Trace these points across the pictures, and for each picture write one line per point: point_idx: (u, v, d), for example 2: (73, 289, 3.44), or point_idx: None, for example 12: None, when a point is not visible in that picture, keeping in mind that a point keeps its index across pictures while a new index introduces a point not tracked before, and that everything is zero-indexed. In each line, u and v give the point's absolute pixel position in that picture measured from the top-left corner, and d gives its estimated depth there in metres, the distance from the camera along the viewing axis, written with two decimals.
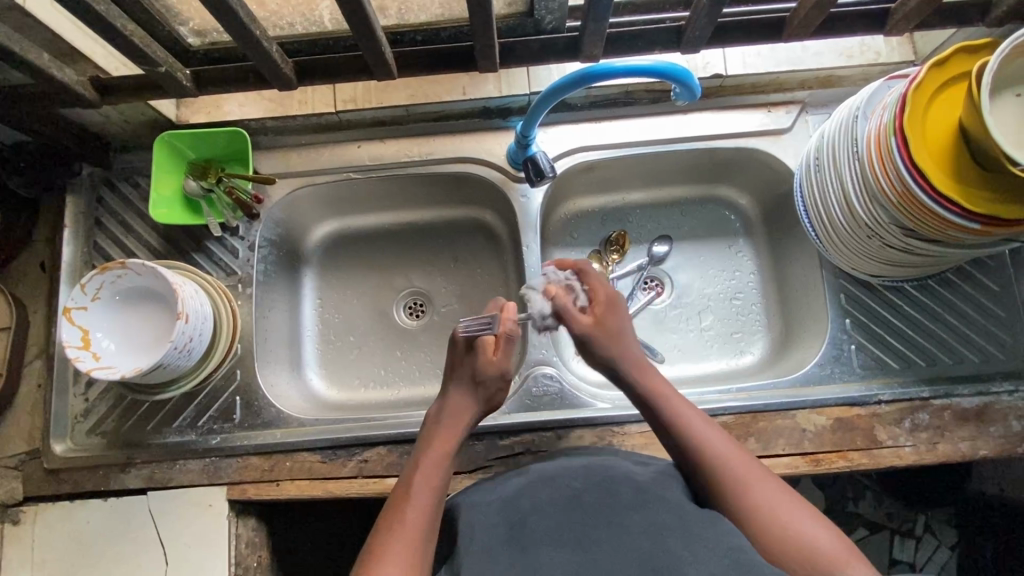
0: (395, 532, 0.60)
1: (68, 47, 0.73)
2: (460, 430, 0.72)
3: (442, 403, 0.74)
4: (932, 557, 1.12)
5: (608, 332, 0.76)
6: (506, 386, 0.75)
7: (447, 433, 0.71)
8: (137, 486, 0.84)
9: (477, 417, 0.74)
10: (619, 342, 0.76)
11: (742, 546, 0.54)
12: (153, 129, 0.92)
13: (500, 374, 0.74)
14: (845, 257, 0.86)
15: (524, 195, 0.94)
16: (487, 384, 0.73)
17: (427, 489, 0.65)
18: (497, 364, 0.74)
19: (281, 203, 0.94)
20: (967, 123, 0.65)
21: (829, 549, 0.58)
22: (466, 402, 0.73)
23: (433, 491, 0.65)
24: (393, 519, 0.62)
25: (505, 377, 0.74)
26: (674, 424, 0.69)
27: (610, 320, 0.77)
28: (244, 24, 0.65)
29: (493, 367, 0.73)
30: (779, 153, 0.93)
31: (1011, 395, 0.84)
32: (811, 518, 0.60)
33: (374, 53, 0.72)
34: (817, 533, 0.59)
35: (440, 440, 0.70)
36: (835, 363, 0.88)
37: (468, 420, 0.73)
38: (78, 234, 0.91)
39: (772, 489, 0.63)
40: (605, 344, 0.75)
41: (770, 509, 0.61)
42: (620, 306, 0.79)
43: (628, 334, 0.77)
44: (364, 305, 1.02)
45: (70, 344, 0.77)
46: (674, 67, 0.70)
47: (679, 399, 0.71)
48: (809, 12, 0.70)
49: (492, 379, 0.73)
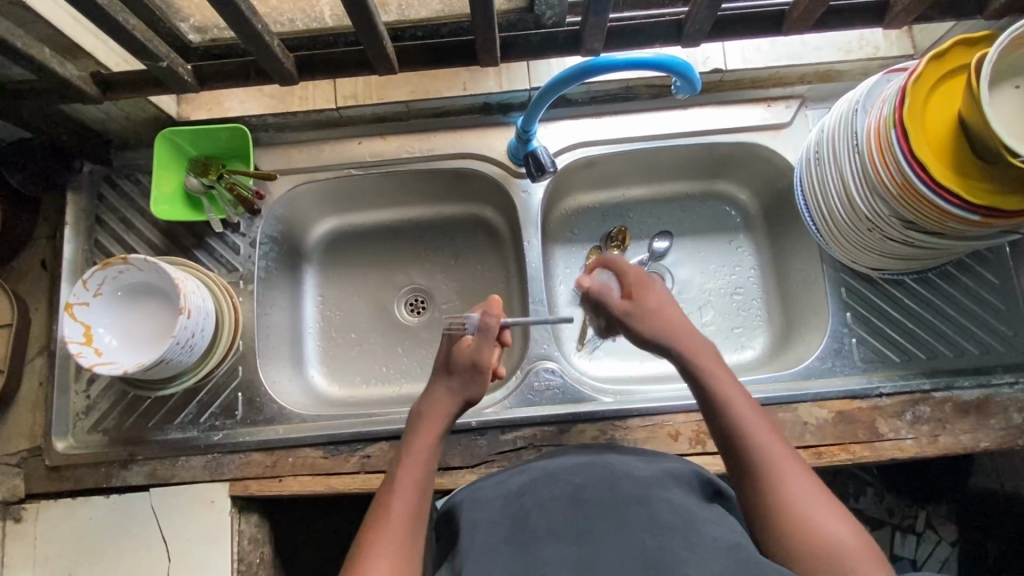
0: (380, 530, 0.60)
1: (70, 43, 0.73)
2: (443, 419, 0.71)
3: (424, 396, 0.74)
4: (934, 553, 1.12)
5: (643, 307, 0.77)
6: (483, 376, 0.72)
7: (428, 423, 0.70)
8: (139, 483, 0.84)
9: (458, 410, 0.72)
10: (657, 316, 0.76)
11: (733, 541, 0.55)
12: (153, 126, 0.92)
13: (473, 365, 0.72)
14: (845, 251, 0.86)
15: (525, 190, 0.94)
16: (462, 375, 0.73)
17: (413, 483, 0.64)
18: (469, 355, 0.73)
19: (282, 199, 0.94)
20: (966, 115, 0.66)
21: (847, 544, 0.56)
22: (446, 393, 0.72)
23: (418, 484, 0.64)
24: (378, 516, 0.62)
25: (477, 369, 0.72)
26: (719, 402, 0.67)
27: (645, 296, 0.78)
28: (246, 19, 0.65)
29: (465, 356, 0.73)
30: (779, 147, 0.94)
31: (1012, 387, 0.85)
32: (841, 519, 0.57)
33: (375, 48, 0.73)
34: (847, 535, 0.56)
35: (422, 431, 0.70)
36: (836, 356, 0.88)
37: (448, 413, 0.71)
38: (79, 231, 0.91)
39: (801, 480, 0.60)
40: (645, 317, 0.76)
41: (800, 505, 0.58)
42: (657, 286, 0.79)
43: (666, 310, 0.76)
44: (366, 301, 1.02)
45: (72, 340, 0.77)
46: (676, 61, 0.70)
47: (721, 372, 0.69)
48: (808, 6, 0.71)
49: (465, 368, 0.72)
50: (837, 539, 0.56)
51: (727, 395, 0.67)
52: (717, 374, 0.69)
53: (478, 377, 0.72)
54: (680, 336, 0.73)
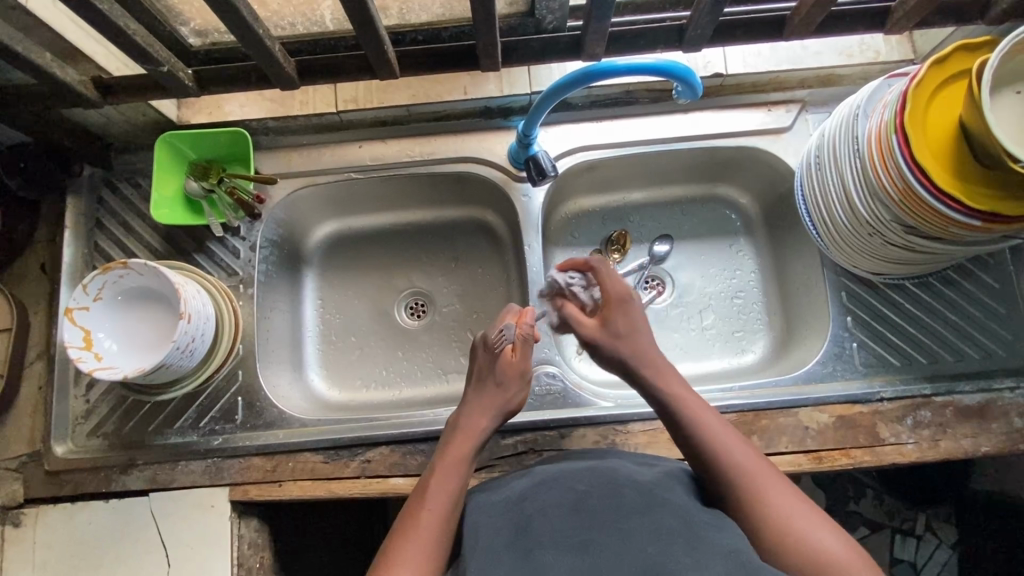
0: (408, 539, 0.60)
1: (70, 47, 0.73)
2: (478, 433, 0.71)
3: (466, 405, 0.74)
4: (933, 556, 1.12)
5: (615, 331, 0.74)
6: (526, 386, 0.75)
7: (465, 434, 0.70)
8: (139, 487, 0.84)
9: (495, 422, 0.73)
10: (632, 340, 0.73)
11: (735, 548, 0.54)
12: (153, 130, 0.91)
13: (520, 375, 0.75)
14: (846, 254, 0.86)
15: (526, 194, 0.94)
16: (508, 386, 0.74)
17: (445, 497, 0.63)
18: (517, 366, 0.75)
19: (282, 203, 0.94)
20: (967, 120, 0.66)
21: (844, 558, 0.56)
22: (487, 404, 0.73)
23: (450, 497, 0.64)
24: (407, 524, 0.61)
25: (525, 378, 0.75)
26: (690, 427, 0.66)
27: (618, 319, 0.74)
28: (248, 24, 0.65)
29: (512, 367, 0.74)
30: (780, 151, 0.94)
31: (1013, 392, 0.85)
32: (831, 532, 0.58)
33: (377, 52, 0.73)
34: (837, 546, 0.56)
35: (459, 444, 0.69)
36: (837, 361, 0.88)
37: (487, 425, 0.72)
38: (79, 235, 0.91)
39: (789, 497, 0.60)
40: (617, 343, 0.73)
41: (789, 519, 0.58)
42: (632, 305, 0.76)
43: (640, 334, 0.74)
44: (366, 305, 1.02)
45: (72, 345, 0.76)
46: (677, 66, 0.70)
47: (689, 396, 0.69)
48: (810, 11, 0.71)
49: (513, 380, 0.74)
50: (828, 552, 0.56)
51: (700, 415, 0.67)
52: (688, 397, 0.69)
53: (524, 386, 0.75)
54: (650, 362, 0.72)
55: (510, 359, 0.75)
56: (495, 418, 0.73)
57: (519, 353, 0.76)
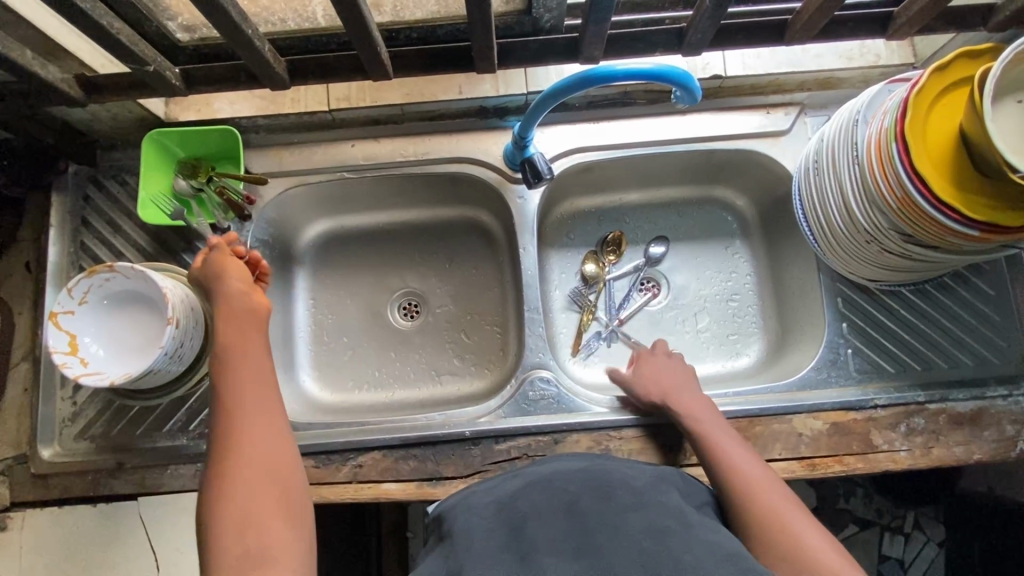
0: (240, 437, 0.62)
1: (52, 43, 0.71)
2: (243, 305, 0.73)
3: (218, 290, 0.74)
4: (921, 554, 1.14)
5: (661, 370, 0.85)
6: (224, 262, 0.76)
7: (227, 313, 0.72)
8: (126, 492, 0.83)
9: (236, 291, 0.74)
10: (673, 377, 0.84)
11: (737, 551, 0.54)
12: (141, 127, 0.89)
13: (207, 265, 0.76)
14: (842, 261, 0.86)
15: (521, 196, 0.93)
16: (209, 272, 0.76)
17: (257, 376, 0.67)
18: (207, 262, 0.77)
19: (272, 202, 0.92)
20: (968, 130, 0.65)
21: (827, 555, 0.59)
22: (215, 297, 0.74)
23: (262, 381, 0.67)
24: (230, 426, 0.63)
25: (211, 264, 0.76)
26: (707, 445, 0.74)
27: (663, 365, 0.86)
28: (235, 24, 0.63)
29: (202, 270, 0.77)
30: (778, 155, 0.93)
31: (1005, 400, 0.85)
32: (816, 531, 0.62)
33: (369, 53, 0.71)
34: (820, 541, 0.61)
35: (229, 321, 0.71)
36: (832, 367, 0.88)
37: (235, 297, 0.73)
38: (64, 235, 0.89)
39: (787, 505, 0.65)
40: (663, 378, 0.84)
41: (784, 521, 0.63)
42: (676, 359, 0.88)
43: (683, 375, 0.84)
44: (359, 304, 1.01)
45: (56, 350, 0.75)
46: (675, 71, 0.68)
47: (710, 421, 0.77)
48: (812, 16, 0.69)
49: (207, 270, 0.76)
50: (812, 546, 0.60)
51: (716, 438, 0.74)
52: (702, 416, 0.78)
53: (215, 266, 0.76)
54: (687, 390, 0.81)
55: (199, 269, 0.77)
56: (235, 285, 0.74)
57: (205, 262, 0.77)
